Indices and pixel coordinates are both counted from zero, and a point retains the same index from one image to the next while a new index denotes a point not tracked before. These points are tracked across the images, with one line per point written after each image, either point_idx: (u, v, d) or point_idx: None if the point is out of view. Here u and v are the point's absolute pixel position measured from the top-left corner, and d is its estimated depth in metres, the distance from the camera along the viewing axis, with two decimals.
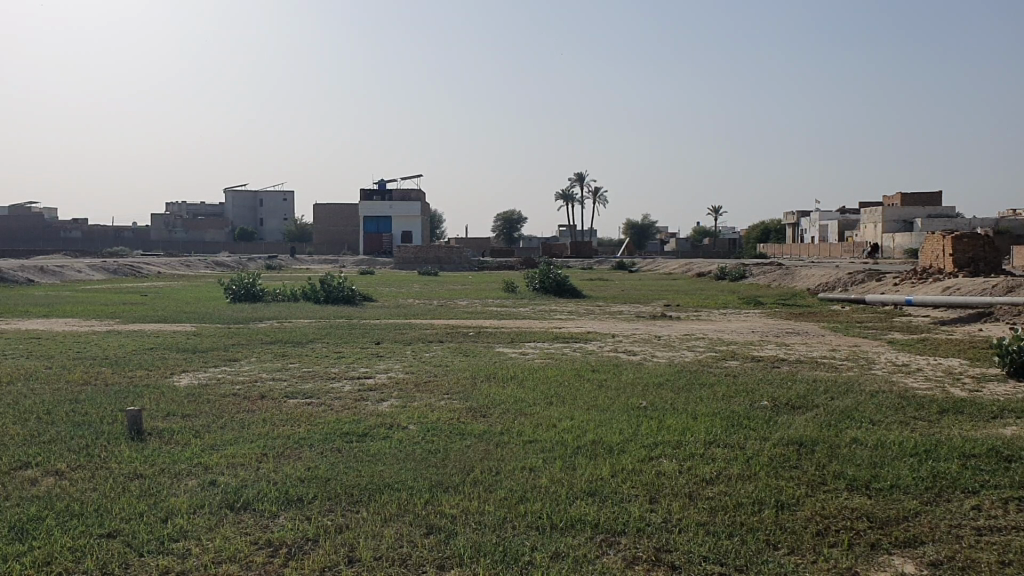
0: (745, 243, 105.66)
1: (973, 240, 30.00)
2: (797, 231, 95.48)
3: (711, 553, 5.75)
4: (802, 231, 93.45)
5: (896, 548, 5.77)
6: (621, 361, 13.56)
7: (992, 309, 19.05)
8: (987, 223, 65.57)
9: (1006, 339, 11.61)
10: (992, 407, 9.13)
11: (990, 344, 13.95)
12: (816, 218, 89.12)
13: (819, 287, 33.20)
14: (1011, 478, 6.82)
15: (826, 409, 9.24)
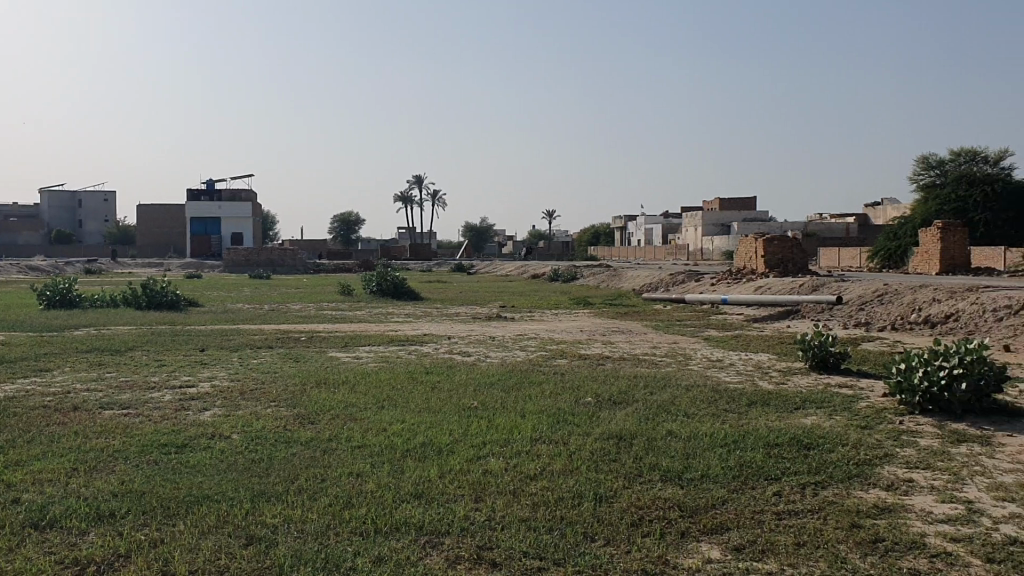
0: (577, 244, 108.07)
1: (783, 243, 31.90)
2: (626, 236, 98.80)
3: (531, 548, 5.88)
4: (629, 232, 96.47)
5: (703, 536, 6.07)
6: (454, 362, 13.64)
7: (798, 307, 20.35)
8: (796, 227, 69.94)
9: (809, 334, 12.40)
10: (795, 399, 9.73)
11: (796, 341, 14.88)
12: (643, 223, 92.58)
13: (642, 287, 34.56)
14: (808, 464, 7.28)
15: (645, 404, 9.62)
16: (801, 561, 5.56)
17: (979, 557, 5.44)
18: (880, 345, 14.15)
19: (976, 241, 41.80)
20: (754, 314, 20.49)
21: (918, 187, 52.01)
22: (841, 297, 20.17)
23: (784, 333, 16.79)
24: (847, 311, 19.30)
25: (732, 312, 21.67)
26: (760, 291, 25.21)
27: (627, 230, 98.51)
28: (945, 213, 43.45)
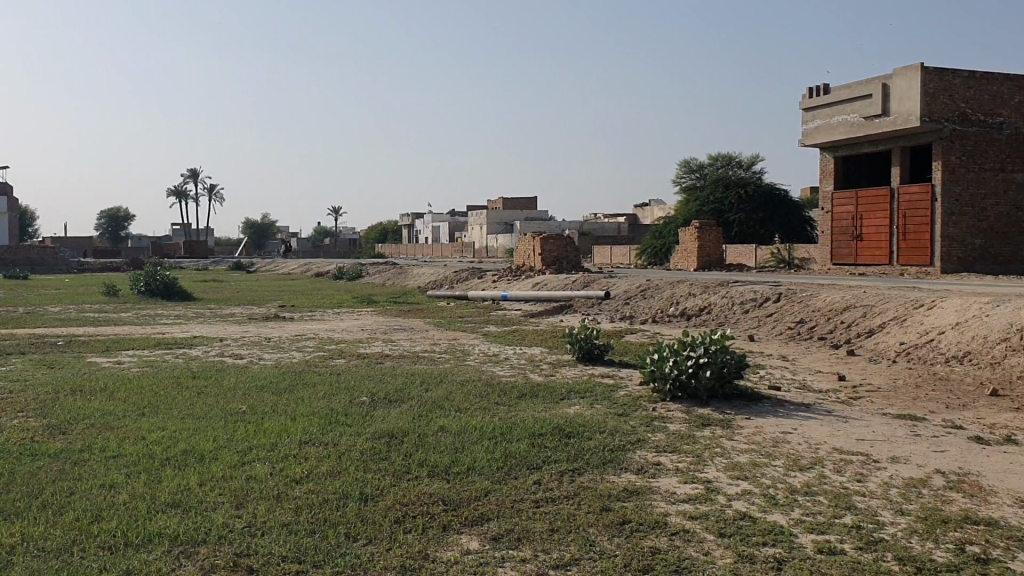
0: (364, 241, 107.27)
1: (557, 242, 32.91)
2: (413, 234, 99.04)
3: (291, 552, 5.79)
4: (417, 230, 96.65)
5: (463, 528, 6.18)
6: (226, 365, 13.19)
7: (571, 302, 21.15)
8: (574, 225, 72.76)
9: (575, 328, 12.88)
10: (562, 390, 10.10)
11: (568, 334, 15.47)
12: (430, 220, 93.22)
13: (426, 285, 34.74)
14: (569, 452, 7.54)
15: (418, 401, 9.69)
16: (554, 547, 5.80)
17: (713, 533, 5.87)
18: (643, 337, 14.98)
19: (731, 240, 45.11)
20: (531, 309, 21.11)
21: (682, 190, 55.31)
22: (611, 292, 21.18)
23: (559, 327, 17.41)
24: (617, 305, 20.31)
25: (510, 308, 22.18)
26: (538, 287, 25.97)
27: (414, 228, 98.78)
28: (704, 214, 46.53)
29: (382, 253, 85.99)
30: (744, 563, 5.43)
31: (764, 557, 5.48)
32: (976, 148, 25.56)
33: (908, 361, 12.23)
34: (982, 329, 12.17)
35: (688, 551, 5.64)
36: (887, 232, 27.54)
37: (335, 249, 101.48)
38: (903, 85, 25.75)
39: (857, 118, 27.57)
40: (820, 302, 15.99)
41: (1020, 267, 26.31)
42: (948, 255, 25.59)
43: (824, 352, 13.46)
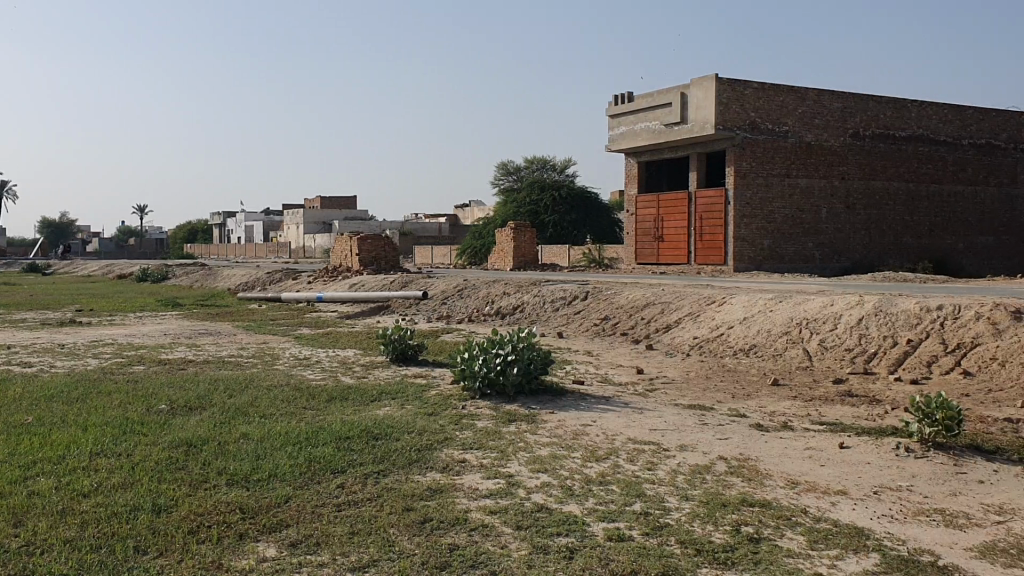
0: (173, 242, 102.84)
1: (375, 242, 31.87)
2: (226, 233, 95.82)
3: (71, 570, 5.48)
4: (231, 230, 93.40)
5: (260, 535, 6.02)
6: (9, 375, 12.29)
7: (388, 302, 21.08)
8: (392, 225, 72.59)
9: (387, 328, 12.82)
10: (372, 391, 10.04)
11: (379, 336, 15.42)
12: (244, 220, 90.48)
13: (239, 287, 33.68)
14: (374, 454, 7.49)
15: (222, 408, 9.39)
16: (352, 549, 5.76)
17: (511, 526, 6.01)
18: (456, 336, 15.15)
19: (546, 240, 46.33)
20: (348, 310, 20.89)
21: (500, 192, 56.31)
22: (428, 292, 21.34)
23: (373, 328, 17.31)
24: (434, 306, 20.52)
25: (325, 309, 21.84)
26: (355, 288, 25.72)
27: (227, 228, 95.57)
28: (520, 215, 47.56)
29: (193, 254, 82.67)
30: (537, 553, 5.59)
31: (557, 547, 5.66)
32: (764, 154, 27.34)
33: (701, 353, 13.36)
34: (766, 324, 13.58)
35: (486, 545, 5.75)
36: (685, 231, 29.13)
37: (142, 249, 96.69)
38: (699, 94, 27.07)
39: (658, 126, 28.83)
40: (624, 299, 16.72)
41: (802, 266, 28.29)
42: (739, 255, 27.38)
43: (627, 347, 14.24)
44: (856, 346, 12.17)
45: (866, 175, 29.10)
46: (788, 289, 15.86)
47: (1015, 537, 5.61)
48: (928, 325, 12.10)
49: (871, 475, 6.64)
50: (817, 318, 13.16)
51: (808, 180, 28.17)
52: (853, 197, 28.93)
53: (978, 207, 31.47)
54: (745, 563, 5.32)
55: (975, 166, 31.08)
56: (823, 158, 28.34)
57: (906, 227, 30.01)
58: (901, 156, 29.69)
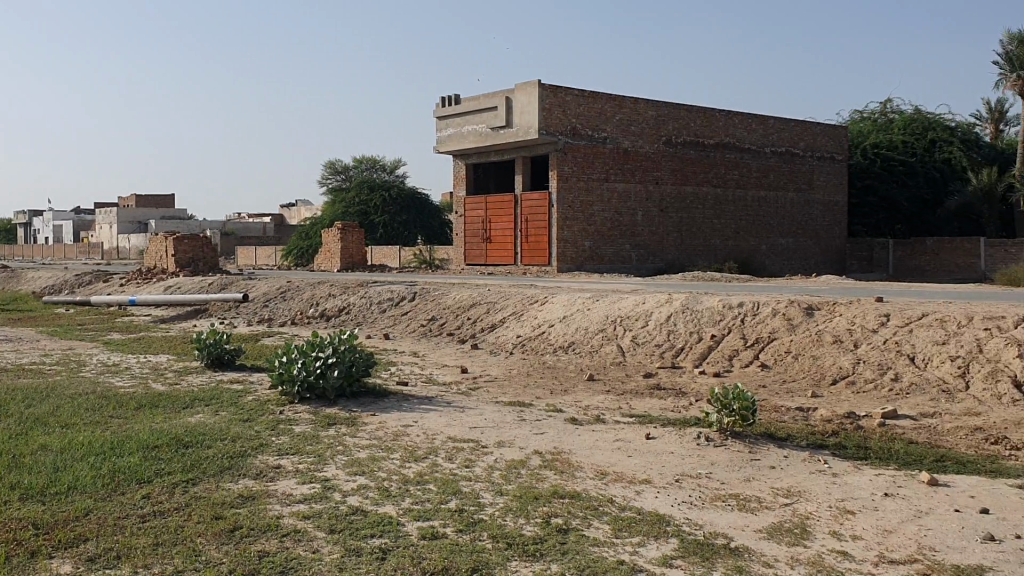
0: None
1: (192, 242, 30.64)
2: (30, 233, 89.84)
3: None
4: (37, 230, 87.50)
5: (55, 551, 5.68)
6: None
7: (206, 306, 20.39)
8: (212, 225, 70.16)
9: (202, 332, 12.38)
10: (185, 398, 9.68)
11: (194, 340, 14.86)
12: (50, 219, 85.08)
13: (45, 290, 31.59)
14: (184, 463, 7.22)
15: (17, 419, 8.80)
16: (156, 561, 5.54)
17: (323, 530, 5.93)
18: (277, 339, 14.84)
19: (376, 241, 46.05)
20: (162, 314, 20.05)
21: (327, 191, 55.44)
22: (248, 294, 20.77)
23: (189, 333, 16.68)
24: (254, 310, 20.01)
25: (139, 313, 20.85)
26: (172, 291, 24.65)
27: (30, 228, 89.58)
28: (348, 215, 46.99)
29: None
30: (350, 556, 5.53)
31: (370, 548, 5.63)
32: (585, 159, 28.14)
33: (523, 351, 13.83)
34: (584, 322, 14.19)
35: (297, 550, 5.65)
36: (511, 232, 29.56)
37: None
38: (524, 100, 27.57)
39: (485, 129, 29.17)
40: (449, 300, 16.86)
41: (621, 266, 29.27)
42: (562, 256, 28.04)
43: (451, 347, 14.46)
44: (665, 342, 13.04)
45: (677, 180, 30.54)
46: (605, 288, 16.53)
47: (800, 517, 6.06)
48: (730, 321, 13.12)
49: (674, 465, 7.02)
50: (630, 315, 13.96)
51: (626, 185, 29.27)
52: (665, 202, 30.32)
53: (780, 211, 33.49)
54: (552, 553, 5.46)
55: (775, 173, 33.25)
56: (639, 163, 29.50)
57: (714, 230, 31.67)
58: (710, 163, 31.32)
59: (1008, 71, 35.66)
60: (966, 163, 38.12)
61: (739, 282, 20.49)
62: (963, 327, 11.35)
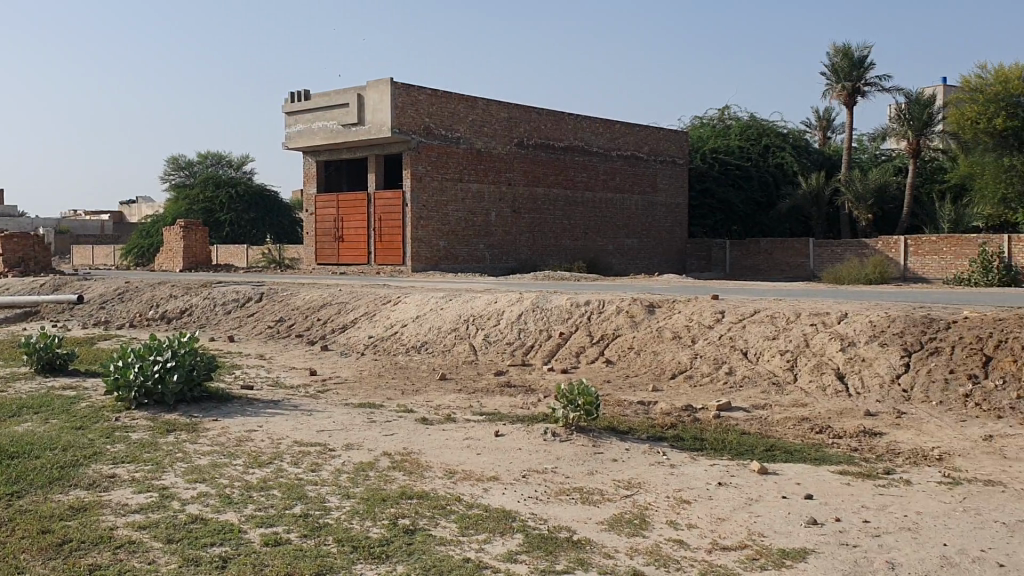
0: None
1: (22, 240, 28.86)
2: None
3: None
4: None
5: None
6: None
7: (38, 308, 19.29)
8: (45, 222, 66.40)
9: (32, 335, 11.71)
10: (11, 406, 9.12)
11: (23, 345, 14.03)
12: None
13: None
14: (8, 475, 6.80)
15: None
16: None
17: (161, 540, 5.71)
18: (115, 343, 14.20)
19: (222, 239, 44.77)
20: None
21: (169, 188, 53.42)
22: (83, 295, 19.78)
23: (17, 337, 15.74)
24: (90, 312, 19.10)
25: None
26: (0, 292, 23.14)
27: None
28: (193, 212, 45.21)
29: None
30: (189, 566, 5.34)
31: (209, 558, 5.44)
32: (438, 159, 28.19)
33: (374, 352, 13.77)
34: (436, 321, 14.24)
35: (131, 562, 5.41)
36: (365, 232, 29.31)
37: None
38: (376, 98, 27.37)
39: (335, 126, 28.81)
40: (299, 301, 16.56)
41: (475, 266, 29.48)
42: (416, 255, 27.97)
43: (302, 348, 14.23)
44: (516, 340, 13.26)
45: (529, 181, 31.00)
46: (457, 287, 16.64)
47: (639, 508, 6.28)
48: (578, 318, 13.44)
49: (520, 461, 7.15)
50: (482, 315, 14.08)
51: (479, 185, 29.49)
52: (518, 202, 30.72)
53: (627, 212, 34.48)
54: (398, 555, 5.44)
55: (622, 175, 34.19)
56: (492, 164, 29.78)
57: (565, 230, 32.32)
58: (560, 164, 31.93)
59: (834, 83, 37.94)
60: (796, 169, 40.37)
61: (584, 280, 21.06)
62: (792, 322, 12.08)
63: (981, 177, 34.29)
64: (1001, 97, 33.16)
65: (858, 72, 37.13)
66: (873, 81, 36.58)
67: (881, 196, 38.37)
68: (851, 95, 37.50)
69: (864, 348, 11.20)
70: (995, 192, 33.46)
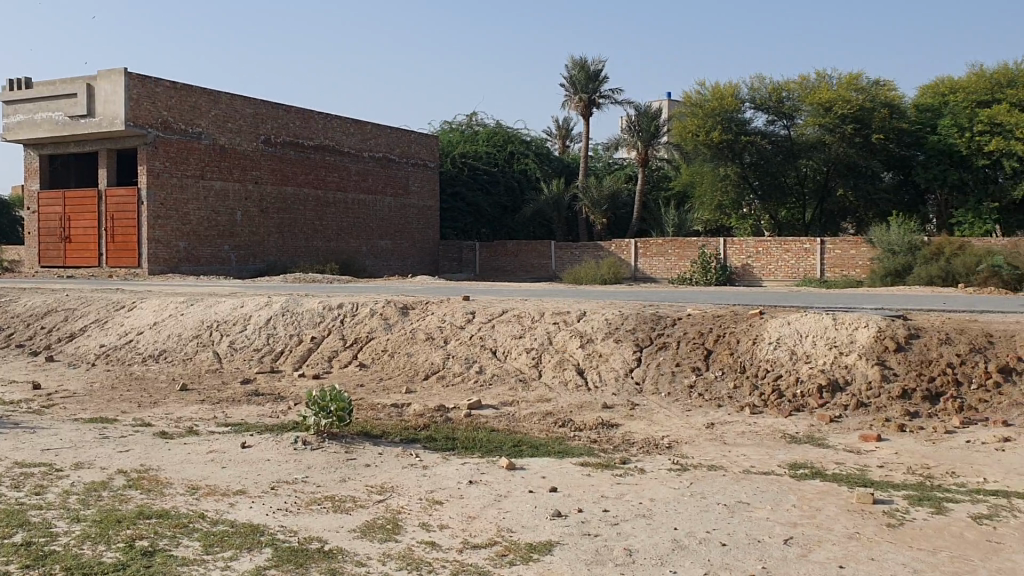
0: None
1: None
2: None
3: None
4: None
5: None
6: None
7: None
8: None
9: None
10: None
11: None
12: None
13: None
14: None
15: None
16: None
17: None
18: None
19: None
20: None
21: None
22: None
23: None
24: None
25: None
26: None
27: None
28: None
29: None
30: None
31: None
32: (177, 155, 26.75)
33: (108, 363, 12.86)
34: (177, 328, 13.51)
35: None
36: (94, 231, 27.30)
37: None
38: (108, 88, 25.49)
39: (60, 118, 26.58)
40: (18, 307, 15.11)
41: (220, 268, 28.28)
42: (154, 257, 26.38)
43: (23, 360, 13.02)
44: (263, 346, 12.87)
45: (277, 180, 30.13)
46: (201, 291, 15.87)
47: (391, 513, 6.26)
48: (330, 322, 13.21)
49: (268, 472, 6.93)
50: (228, 320, 13.52)
51: (224, 183, 28.30)
52: (265, 202, 29.79)
53: (379, 213, 34.37)
54: None
55: (374, 176, 34.00)
56: (236, 162, 28.67)
57: (315, 231, 31.73)
58: (309, 164, 31.26)
59: (572, 93, 39.85)
60: (539, 175, 42.26)
61: (335, 282, 20.77)
62: (537, 321, 12.52)
63: (702, 184, 37.91)
64: (717, 112, 35.57)
65: (594, 84, 39.17)
66: (608, 93, 38.79)
67: (614, 202, 40.70)
68: (588, 106, 39.51)
69: (600, 344, 11.83)
70: (712, 199, 37.41)
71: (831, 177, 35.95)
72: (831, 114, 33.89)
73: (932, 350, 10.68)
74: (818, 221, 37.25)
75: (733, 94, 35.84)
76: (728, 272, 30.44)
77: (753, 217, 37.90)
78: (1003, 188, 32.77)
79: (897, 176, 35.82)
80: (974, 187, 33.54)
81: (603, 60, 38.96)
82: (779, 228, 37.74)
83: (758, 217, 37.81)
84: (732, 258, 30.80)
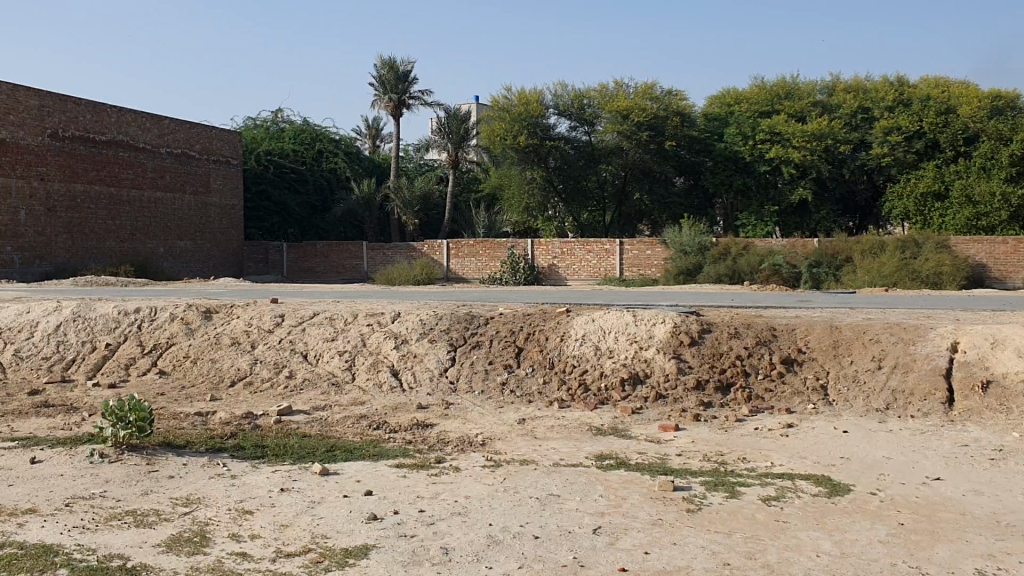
0: None
1: None
2: None
3: None
4: None
5: None
6: None
7: None
8: None
9: None
10: None
11: None
12: None
13: None
14: None
15: None
16: None
17: None
18: None
19: None
20: None
21: None
22: None
23: None
24: None
25: None
26: None
27: None
28: None
29: None
30: None
31: None
32: None
33: None
34: None
35: None
36: None
37: None
38: None
39: None
40: None
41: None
42: None
43: None
44: (53, 355, 12.10)
45: (66, 177, 28.22)
46: None
47: (199, 525, 6.03)
48: (125, 328, 12.55)
49: (62, 489, 6.50)
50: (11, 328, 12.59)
51: (5, 179, 26.22)
52: (52, 201, 27.84)
53: (178, 213, 32.85)
54: None
55: (173, 174, 32.47)
56: (19, 157, 26.61)
57: (108, 231, 29.95)
58: (101, 160, 29.45)
59: (381, 93, 39.61)
60: (349, 175, 41.85)
61: (132, 285, 19.73)
62: (349, 323, 12.38)
63: (509, 188, 38.32)
64: (523, 118, 36.36)
65: (403, 85, 39.12)
66: (416, 94, 38.85)
67: (424, 202, 40.91)
68: (398, 107, 39.42)
69: (413, 345, 11.85)
70: (520, 201, 37.99)
71: (628, 182, 37.61)
72: (628, 122, 35.50)
73: (724, 344, 11.40)
74: (617, 222, 38.73)
75: (538, 100, 36.70)
76: (535, 272, 31.20)
77: (559, 220, 38.51)
78: (781, 194, 35.57)
79: (689, 180, 37.89)
80: (756, 192, 36.11)
81: (412, 61, 39.00)
82: (583, 229, 38.62)
83: (563, 220, 38.53)
84: (539, 258, 31.57)
